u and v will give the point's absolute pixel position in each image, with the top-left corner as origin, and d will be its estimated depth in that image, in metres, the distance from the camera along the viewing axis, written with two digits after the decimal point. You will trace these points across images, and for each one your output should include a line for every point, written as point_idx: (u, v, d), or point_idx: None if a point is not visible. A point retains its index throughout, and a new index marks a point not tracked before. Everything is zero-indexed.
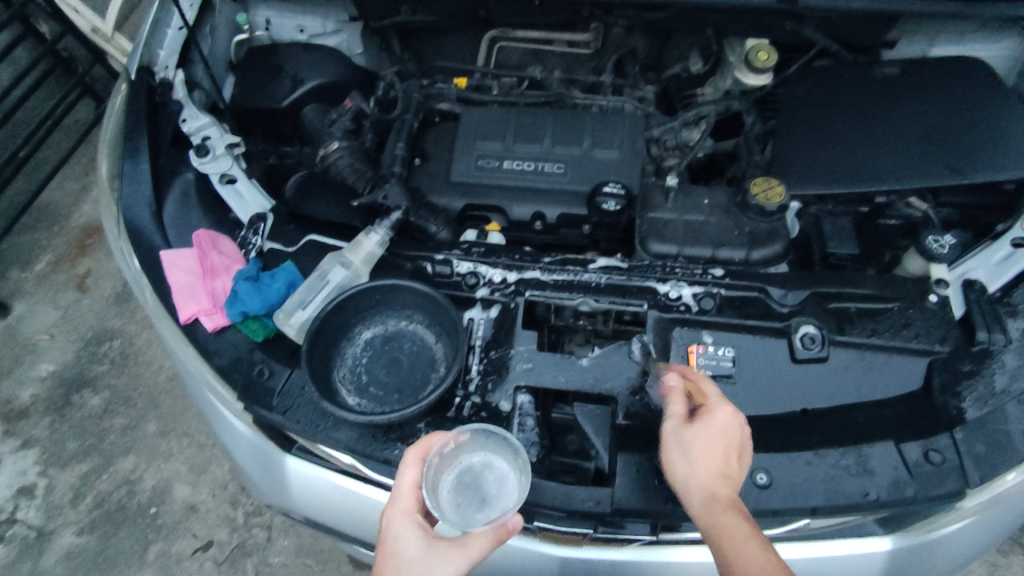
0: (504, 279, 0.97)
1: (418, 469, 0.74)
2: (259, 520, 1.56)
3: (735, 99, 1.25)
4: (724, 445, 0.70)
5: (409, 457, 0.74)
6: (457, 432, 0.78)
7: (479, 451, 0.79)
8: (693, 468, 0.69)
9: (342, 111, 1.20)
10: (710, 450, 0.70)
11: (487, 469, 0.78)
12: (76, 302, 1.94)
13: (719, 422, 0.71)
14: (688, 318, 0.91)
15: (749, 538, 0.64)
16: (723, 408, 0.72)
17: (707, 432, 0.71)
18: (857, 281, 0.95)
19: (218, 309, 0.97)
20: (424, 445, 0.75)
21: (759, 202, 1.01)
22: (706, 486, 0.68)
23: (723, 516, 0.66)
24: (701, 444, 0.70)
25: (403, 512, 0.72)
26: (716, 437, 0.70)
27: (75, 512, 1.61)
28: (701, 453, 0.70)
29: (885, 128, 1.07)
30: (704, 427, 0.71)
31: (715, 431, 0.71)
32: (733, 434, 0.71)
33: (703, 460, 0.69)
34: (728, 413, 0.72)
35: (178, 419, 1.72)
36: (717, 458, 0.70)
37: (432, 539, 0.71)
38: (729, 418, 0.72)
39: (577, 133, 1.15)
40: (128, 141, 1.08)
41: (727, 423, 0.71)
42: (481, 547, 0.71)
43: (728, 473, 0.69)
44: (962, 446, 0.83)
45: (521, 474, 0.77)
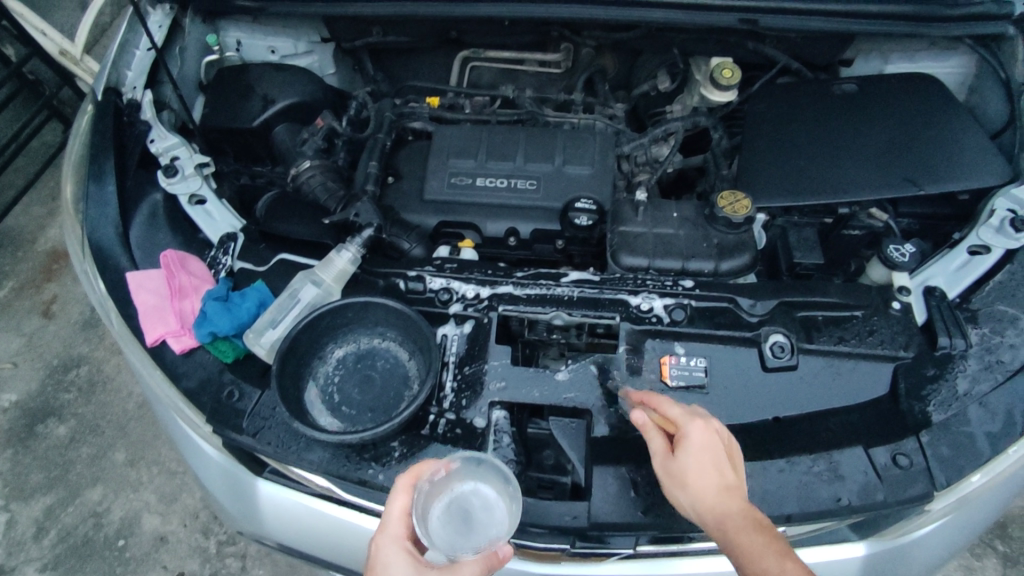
0: (477, 294, 0.97)
1: (409, 495, 0.72)
2: (232, 549, 1.51)
3: (702, 115, 1.28)
4: (713, 460, 0.71)
5: (401, 483, 0.72)
6: (448, 459, 0.76)
7: (470, 479, 0.76)
8: (694, 493, 0.70)
9: (315, 130, 1.22)
10: (701, 474, 0.70)
11: (478, 498, 0.75)
12: (41, 328, 1.89)
13: (695, 441, 0.72)
14: (658, 330, 0.92)
15: (765, 543, 0.65)
16: (693, 424, 0.73)
17: (690, 456, 0.71)
18: (823, 290, 0.97)
19: (186, 330, 0.95)
20: (415, 471, 0.73)
21: (726, 215, 1.03)
22: (713, 505, 0.69)
23: (738, 529, 0.67)
24: (691, 470, 0.71)
25: (393, 538, 0.70)
26: (704, 455, 0.71)
27: (39, 547, 1.55)
28: (696, 479, 0.70)
29: (846, 143, 1.11)
30: (685, 453, 0.72)
31: (697, 451, 0.71)
32: (713, 444, 0.72)
33: (702, 485, 0.70)
34: (699, 426, 0.73)
35: (148, 447, 1.67)
36: (714, 475, 0.70)
37: (421, 568, 0.69)
38: (702, 431, 0.72)
39: (548, 150, 1.17)
40: (94, 163, 1.07)
41: (702, 437, 0.72)
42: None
43: (727, 485, 0.70)
44: (928, 450, 0.84)
45: (512, 504, 0.75)
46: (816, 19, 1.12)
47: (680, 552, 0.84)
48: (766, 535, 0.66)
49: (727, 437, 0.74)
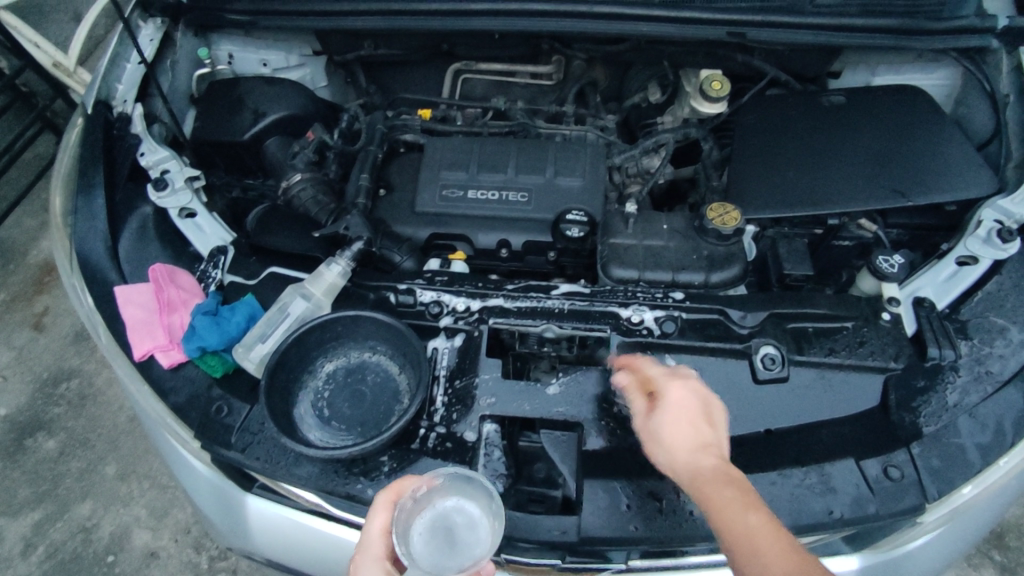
0: (467, 307, 0.96)
1: (389, 514, 0.72)
2: (223, 564, 1.49)
3: (692, 127, 1.28)
4: (689, 419, 0.69)
5: (381, 500, 0.72)
6: (430, 475, 0.75)
7: (454, 495, 0.75)
8: (669, 452, 0.69)
9: (305, 143, 1.20)
10: (677, 429, 0.69)
11: (462, 514, 0.74)
12: (31, 341, 1.87)
13: (673, 399, 0.71)
14: (649, 343, 0.92)
15: (733, 499, 0.62)
16: (671, 385, 0.72)
17: (666, 412, 0.70)
18: (813, 301, 0.97)
19: (175, 344, 0.94)
20: (396, 488, 0.73)
21: (715, 226, 1.04)
22: (687, 461, 0.67)
23: (710, 485, 0.64)
24: (666, 427, 0.70)
25: (372, 558, 0.70)
26: (678, 413, 0.70)
27: (26, 563, 1.53)
28: (670, 436, 0.69)
29: (835, 154, 1.11)
30: (662, 411, 0.71)
31: (673, 408, 0.70)
32: (689, 402, 0.71)
33: (676, 440, 0.69)
34: (676, 385, 0.72)
35: (138, 461, 1.65)
36: (690, 433, 0.69)
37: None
38: (681, 390, 0.72)
39: (539, 162, 1.17)
40: (83, 176, 1.06)
41: (680, 395, 0.71)
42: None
43: (703, 442, 0.68)
44: (919, 461, 0.84)
45: (496, 521, 0.73)
46: (804, 32, 1.12)
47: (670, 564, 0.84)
48: (736, 489, 0.63)
49: (714, 402, 0.72)
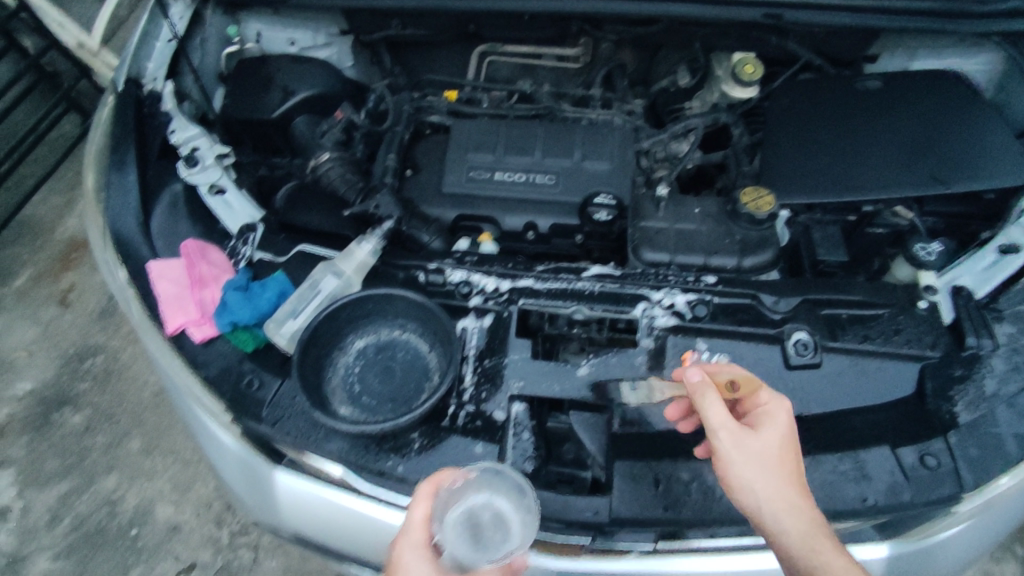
0: (497, 287, 0.96)
1: (429, 503, 0.72)
2: (244, 540, 1.52)
3: (723, 111, 1.28)
4: (783, 447, 0.73)
5: (420, 491, 0.73)
6: (467, 469, 0.75)
7: (486, 488, 0.74)
8: (757, 470, 0.71)
9: (333, 122, 1.21)
10: (773, 457, 0.72)
11: (494, 508, 0.73)
12: (58, 318, 1.90)
13: (774, 425, 0.73)
14: (681, 325, 0.92)
15: (816, 527, 0.68)
16: (774, 409, 0.75)
17: (765, 428, 0.73)
18: (846, 287, 0.96)
19: (207, 319, 0.95)
20: (434, 480, 0.74)
21: (749, 211, 1.02)
22: (778, 483, 0.70)
23: (797, 514, 0.69)
24: (761, 445, 0.72)
25: (415, 544, 0.71)
26: (776, 432, 0.73)
27: (55, 533, 1.56)
28: (763, 457, 0.71)
29: (873, 139, 1.09)
30: (763, 434, 0.73)
31: (769, 427, 0.73)
32: (784, 422, 0.74)
33: (768, 459, 0.71)
34: (775, 404, 0.75)
35: (162, 436, 1.68)
36: (783, 453, 0.72)
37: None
38: (780, 407, 0.75)
39: (567, 145, 1.16)
40: (116, 153, 1.07)
41: (778, 422, 0.74)
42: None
43: (794, 468, 0.71)
44: (956, 450, 0.83)
45: (527, 515, 0.73)
46: (842, 14, 1.10)
47: (700, 549, 0.83)
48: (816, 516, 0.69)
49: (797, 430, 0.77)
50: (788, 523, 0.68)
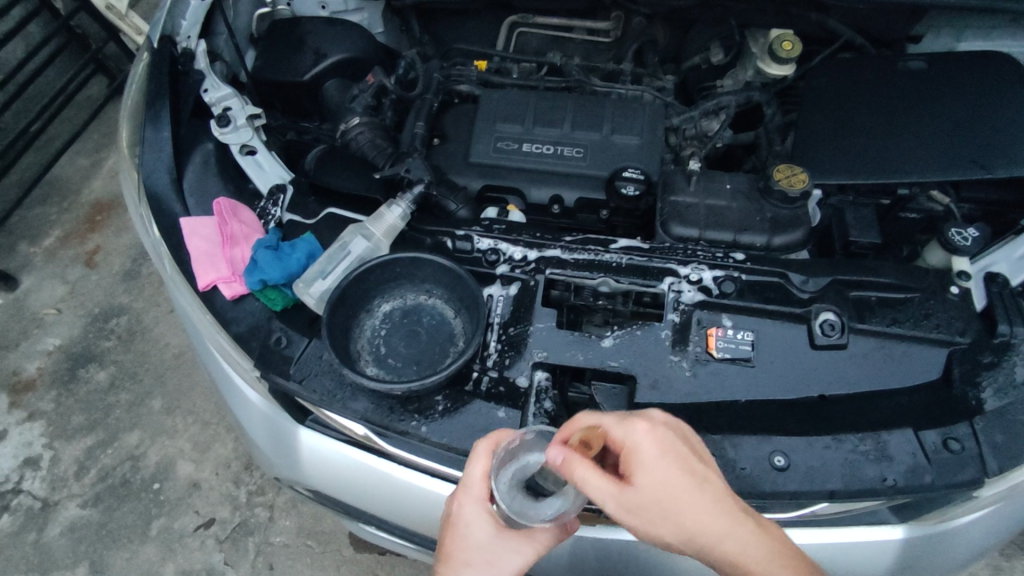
0: (524, 257, 0.97)
1: (489, 462, 0.73)
2: (261, 499, 1.56)
3: (756, 90, 1.24)
4: (679, 474, 0.63)
5: (479, 449, 0.73)
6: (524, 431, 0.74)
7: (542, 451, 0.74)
8: (664, 518, 0.63)
9: (365, 87, 1.21)
10: (671, 493, 0.63)
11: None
12: (84, 277, 1.94)
13: (652, 463, 0.63)
14: (708, 301, 0.91)
15: (748, 537, 0.63)
16: (646, 442, 0.64)
17: (644, 469, 0.63)
18: (877, 270, 0.95)
19: (237, 276, 0.97)
20: (494, 439, 0.74)
21: (782, 187, 1.01)
22: (694, 520, 0.62)
23: (731, 534, 0.63)
24: (656, 495, 0.62)
25: (474, 499, 0.73)
26: (659, 463, 0.63)
27: (80, 484, 1.61)
28: (669, 502, 0.62)
29: (911, 120, 1.07)
30: (646, 482, 0.63)
31: (651, 463, 0.63)
32: (660, 445, 0.64)
33: (672, 500, 0.62)
34: (643, 430, 0.64)
35: (184, 396, 1.72)
36: (680, 480, 0.63)
37: (501, 527, 0.73)
38: (646, 433, 0.64)
39: (597, 119, 1.15)
40: (151, 109, 1.08)
41: (655, 453, 0.63)
42: (545, 539, 0.74)
43: (698, 490, 0.63)
44: (982, 436, 0.83)
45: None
46: None
47: None
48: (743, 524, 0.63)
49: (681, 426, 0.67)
50: (728, 556, 0.63)
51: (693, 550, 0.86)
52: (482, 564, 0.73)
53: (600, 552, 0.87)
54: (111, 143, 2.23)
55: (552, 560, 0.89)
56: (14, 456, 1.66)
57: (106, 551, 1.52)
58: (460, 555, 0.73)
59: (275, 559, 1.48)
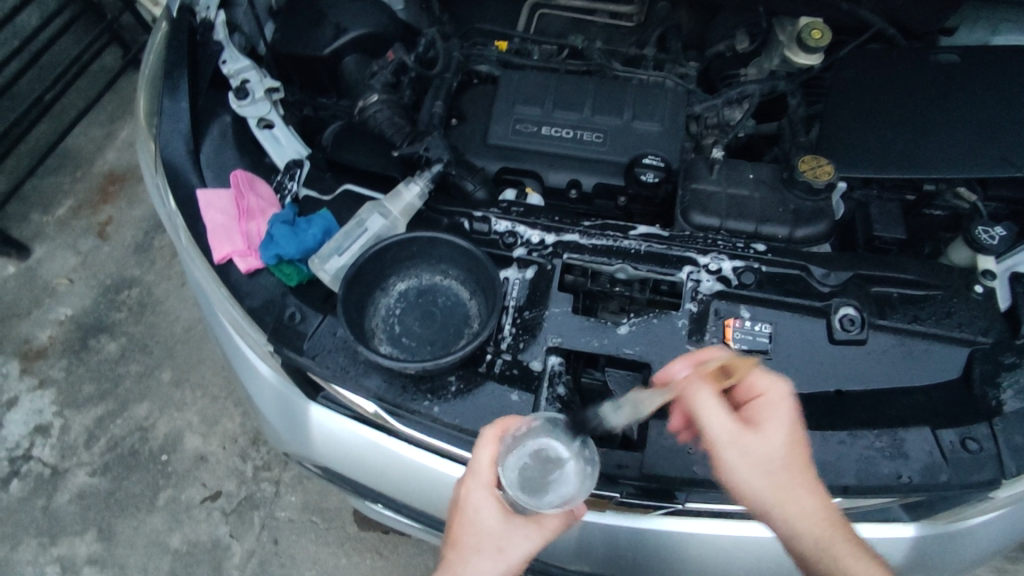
0: (542, 241, 0.95)
1: (497, 448, 0.73)
2: (267, 475, 1.57)
3: (781, 79, 1.21)
4: (788, 434, 0.68)
5: (487, 435, 0.73)
6: (530, 416, 0.75)
7: (547, 437, 0.75)
8: (765, 467, 0.66)
9: (384, 64, 1.20)
10: (779, 447, 0.67)
11: (554, 456, 0.74)
12: (97, 248, 1.94)
13: (769, 411, 0.69)
14: (726, 291, 0.90)
15: (830, 524, 0.65)
16: (769, 394, 0.70)
17: (767, 419, 0.68)
18: (899, 266, 0.93)
19: (253, 251, 0.96)
20: (502, 424, 0.74)
21: (806, 178, 0.99)
22: (784, 470, 0.66)
23: (812, 509, 0.65)
24: (764, 444, 0.67)
25: (483, 485, 0.73)
26: (773, 416, 0.69)
27: (89, 453, 1.62)
28: (766, 450, 0.67)
29: (942, 115, 1.04)
30: (758, 425, 0.68)
31: (769, 413, 0.69)
32: (781, 400, 0.70)
33: (769, 450, 0.67)
34: (777, 385, 0.71)
35: (193, 369, 1.72)
36: (782, 435, 0.68)
37: (508, 514, 0.72)
38: (779, 393, 0.70)
39: (619, 103, 1.14)
40: (169, 78, 1.07)
41: (774, 406, 0.69)
42: (553, 527, 0.72)
43: (801, 456, 0.67)
44: (1000, 437, 0.81)
45: (588, 465, 0.74)
46: None
47: (723, 513, 0.85)
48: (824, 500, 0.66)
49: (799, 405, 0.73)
50: (801, 520, 0.65)
51: (703, 539, 0.85)
52: (491, 552, 0.71)
53: (609, 538, 0.87)
54: (125, 114, 2.22)
55: (561, 545, 0.89)
56: (25, 423, 1.68)
57: (114, 519, 1.53)
58: (469, 542, 0.72)
59: (280, 533, 1.49)
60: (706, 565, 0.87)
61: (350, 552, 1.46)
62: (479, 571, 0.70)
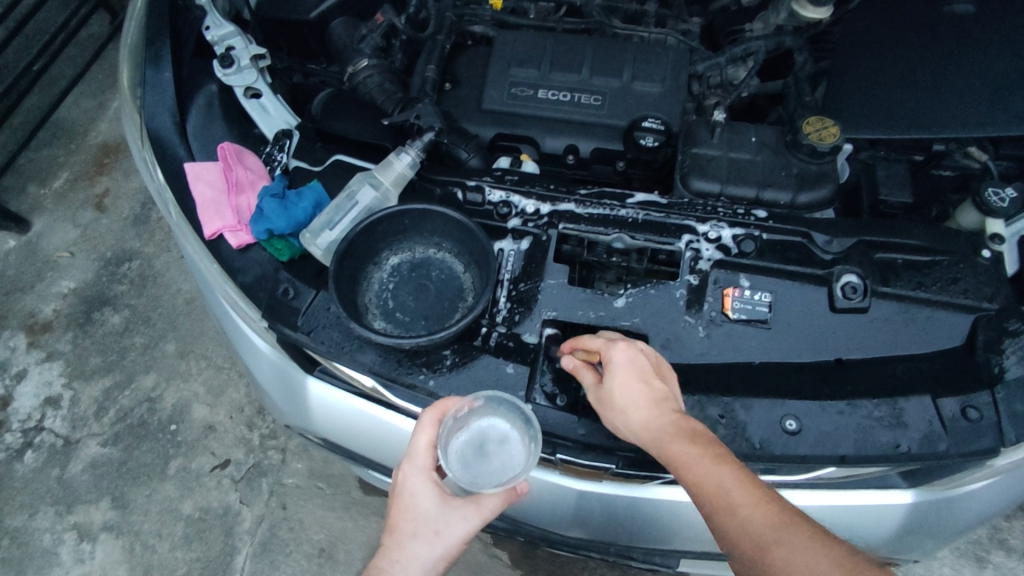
0: (537, 211, 0.93)
1: (435, 430, 0.74)
2: (273, 443, 1.59)
3: (787, 35, 1.15)
4: (637, 375, 0.72)
5: (426, 419, 0.74)
6: (472, 396, 0.77)
7: (489, 415, 0.79)
8: (629, 414, 0.72)
9: (373, 26, 1.16)
10: (629, 388, 0.72)
11: (496, 434, 0.78)
12: (98, 220, 1.93)
13: (618, 362, 0.73)
14: (726, 261, 0.88)
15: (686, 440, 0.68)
16: (615, 347, 0.74)
17: (614, 372, 0.73)
18: (907, 231, 0.91)
19: (243, 225, 0.95)
20: (441, 408, 0.75)
21: (811, 142, 0.96)
22: (651, 423, 0.70)
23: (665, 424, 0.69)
24: (617, 392, 0.73)
25: (420, 469, 0.74)
26: (632, 371, 0.73)
27: (99, 424, 1.65)
28: (624, 402, 0.72)
29: (955, 66, 0.98)
30: (611, 376, 0.73)
31: (624, 370, 0.73)
32: (637, 360, 0.73)
33: (633, 404, 0.72)
34: (621, 346, 0.74)
35: (196, 341, 1.74)
36: (644, 390, 0.72)
37: (447, 497, 0.74)
38: (624, 349, 0.74)
39: (617, 64, 1.09)
40: (151, 48, 1.05)
41: (625, 355, 0.73)
42: (493, 506, 0.74)
43: (659, 389, 0.72)
44: (1001, 405, 0.81)
45: (530, 441, 0.77)
46: None
47: None
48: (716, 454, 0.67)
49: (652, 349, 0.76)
50: (654, 443, 0.69)
51: (698, 506, 0.85)
52: (429, 536, 0.73)
53: (606, 508, 0.87)
54: (117, 83, 2.18)
55: (558, 515, 0.90)
56: (35, 395, 1.70)
57: (127, 487, 1.57)
58: (406, 528, 0.73)
59: (288, 499, 1.52)
60: (700, 530, 0.88)
61: (357, 517, 1.49)
62: (417, 556, 0.72)
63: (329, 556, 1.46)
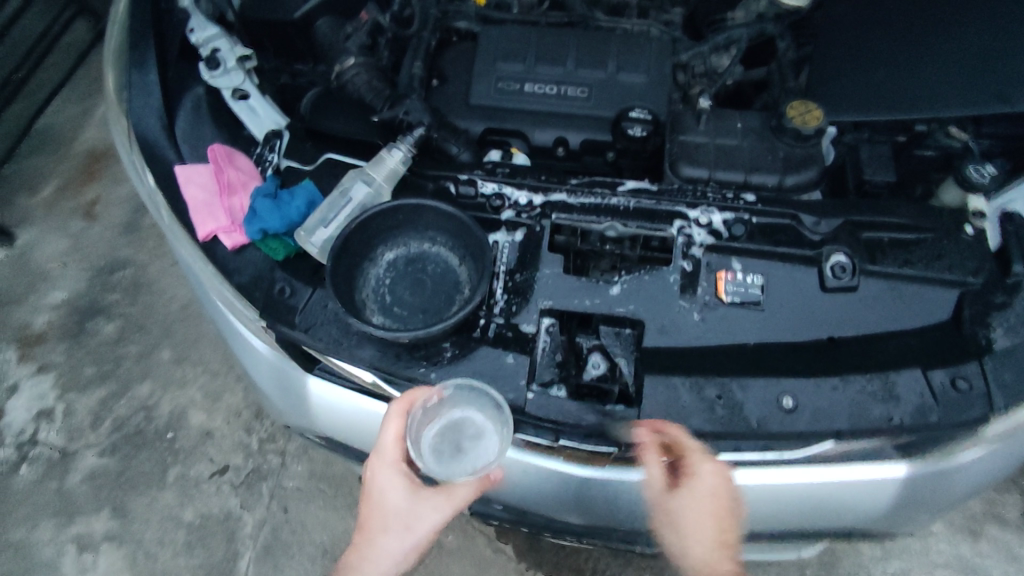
0: (530, 202, 0.94)
1: (401, 423, 0.80)
2: (272, 446, 1.59)
3: (769, 22, 1.19)
4: (708, 502, 0.81)
5: (393, 412, 0.80)
6: (440, 387, 0.81)
7: (460, 404, 0.82)
8: (682, 523, 0.83)
9: (359, 25, 1.15)
10: (693, 511, 0.81)
11: (466, 422, 0.82)
12: (86, 229, 1.91)
13: (698, 482, 0.80)
14: (718, 244, 0.90)
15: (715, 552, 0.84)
16: (705, 467, 0.80)
17: (688, 492, 0.80)
18: (891, 211, 0.93)
19: (237, 227, 0.95)
20: (408, 400, 0.80)
21: (795, 125, 0.98)
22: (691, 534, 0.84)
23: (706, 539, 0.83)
24: (683, 508, 0.81)
25: (389, 462, 0.81)
26: (705, 498, 0.80)
27: (95, 434, 1.64)
28: (683, 514, 0.82)
29: (932, 45, 0.99)
30: (685, 492, 0.81)
31: (699, 493, 0.80)
32: (715, 491, 0.80)
33: (689, 521, 0.82)
34: (709, 474, 0.80)
35: (191, 346, 1.73)
36: (706, 515, 0.82)
37: (417, 487, 0.81)
38: (710, 472, 0.80)
39: (600, 56, 1.10)
40: (137, 52, 1.05)
41: (707, 481, 0.80)
42: (462, 495, 0.81)
43: (720, 517, 0.82)
44: (989, 375, 0.83)
45: (501, 429, 0.81)
46: None
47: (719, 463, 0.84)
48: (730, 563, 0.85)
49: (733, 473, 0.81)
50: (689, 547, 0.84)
51: None
52: (400, 527, 0.82)
53: (609, 496, 0.86)
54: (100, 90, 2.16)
55: (559, 504, 0.89)
56: (29, 408, 1.69)
57: (126, 497, 1.56)
58: (380, 519, 0.82)
59: (290, 501, 1.52)
60: None
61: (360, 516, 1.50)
62: (392, 543, 0.82)
63: (333, 556, 1.46)
